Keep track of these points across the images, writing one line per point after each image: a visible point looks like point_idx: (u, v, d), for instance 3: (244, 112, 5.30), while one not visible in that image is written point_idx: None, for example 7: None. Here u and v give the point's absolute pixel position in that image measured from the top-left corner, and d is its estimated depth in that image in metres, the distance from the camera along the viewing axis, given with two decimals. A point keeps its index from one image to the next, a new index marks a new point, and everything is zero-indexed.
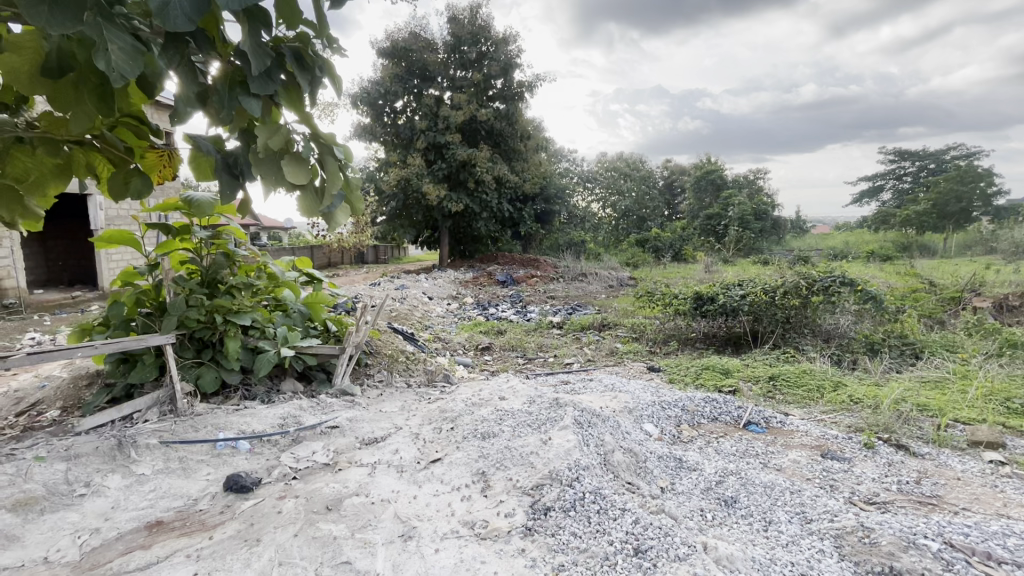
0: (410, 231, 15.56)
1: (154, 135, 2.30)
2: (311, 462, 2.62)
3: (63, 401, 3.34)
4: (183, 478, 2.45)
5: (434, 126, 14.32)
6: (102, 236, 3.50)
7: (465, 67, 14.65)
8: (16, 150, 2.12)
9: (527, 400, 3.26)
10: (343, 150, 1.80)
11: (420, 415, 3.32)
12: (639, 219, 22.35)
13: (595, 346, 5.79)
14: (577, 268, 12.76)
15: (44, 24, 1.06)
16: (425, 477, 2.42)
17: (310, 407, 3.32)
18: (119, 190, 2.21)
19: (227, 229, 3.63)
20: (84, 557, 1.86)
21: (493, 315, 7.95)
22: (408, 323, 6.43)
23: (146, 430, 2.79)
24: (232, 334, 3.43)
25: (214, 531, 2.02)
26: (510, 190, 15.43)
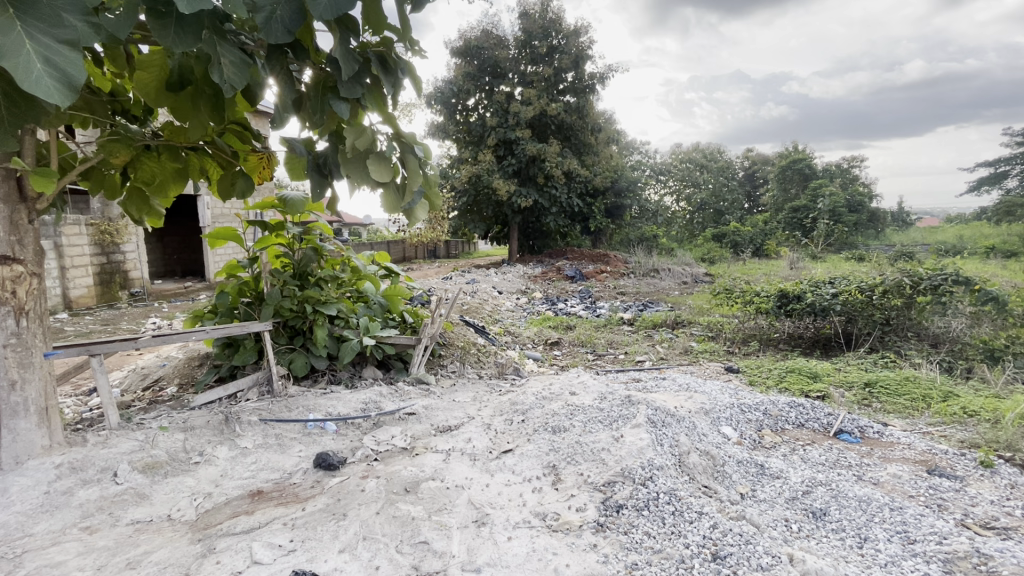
0: (480, 226, 15.89)
1: (255, 138, 2.58)
2: (390, 445, 2.77)
3: (180, 377, 3.77)
4: (279, 453, 2.68)
5: (505, 122, 14.44)
6: (212, 232, 3.85)
7: (536, 62, 14.66)
8: (147, 157, 2.52)
9: (599, 396, 3.22)
10: (422, 148, 1.98)
11: (491, 406, 3.40)
12: (717, 212, 21.30)
13: (668, 344, 5.59)
14: (649, 264, 12.36)
15: (173, 45, 1.35)
16: (497, 467, 2.48)
17: (389, 393, 3.50)
18: (226, 189, 2.63)
19: (316, 225, 3.92)
20: (199, 517, 2.10)
21: (562, 310, 7.91)
22: (479, 316, 6.58)
23: (248, 408, 3.08)
24: (320, 322, 3.68)
25: (306, 503, 2.19)
26: (580, 184, 15.27)
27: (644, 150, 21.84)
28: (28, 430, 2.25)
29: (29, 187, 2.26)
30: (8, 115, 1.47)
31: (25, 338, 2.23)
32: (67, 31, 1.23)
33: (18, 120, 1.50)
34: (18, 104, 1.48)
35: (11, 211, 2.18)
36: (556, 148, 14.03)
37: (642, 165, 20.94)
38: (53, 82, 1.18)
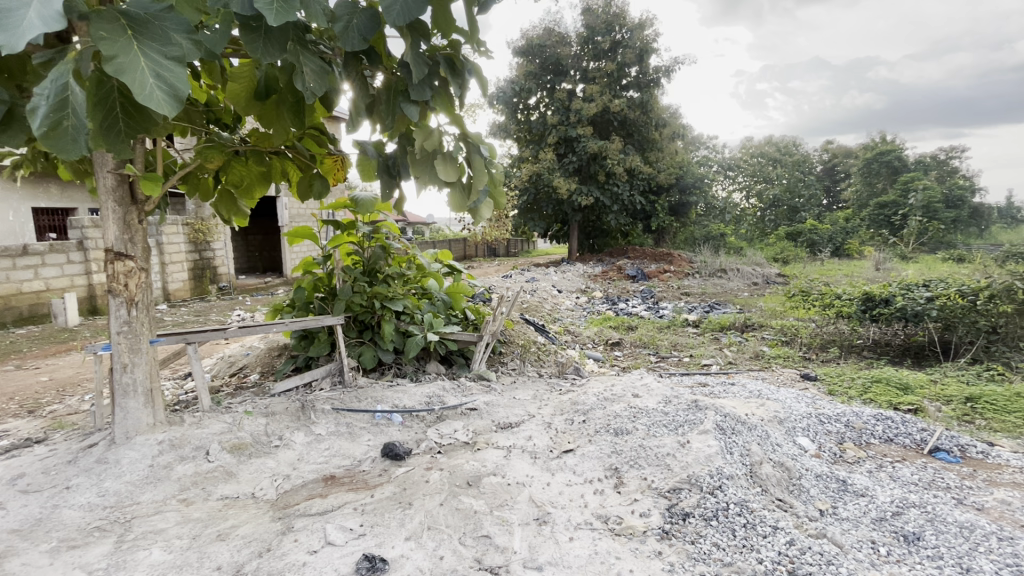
0: (540, 225, 15.88)
1: (331, 143, 2.75)
2: (453, 439, 2.84)
3: (261, 366, 4.07)
4: (350, 441, 2.82)
5: (567, 120, 14.33)
6: (291, 231, 4.09)
7: (599, 58, 14.43)
8: (236, 162, 2.76)
9: (663, 400, 3.12)
10: (488, 148, 2.23)
11: (551, 405, 3.39)
12: (791, 209, 20.04)
13: (737, 348, 5.33)
14: (716, 264, 11.83)
15: (262, 56, 1.58)
16: (558, 466, 2.46)
17: (452, 388, 3.58)
18: (305, 191, 2.83)
19: (384, 224, 4.10)
20: (279, 497, 2.25)
21: (623, 310, 7.76)
22: (539, 314, 6.58)
23: (323, 397, 3.26)
24: (387, 317, 3.85)
25: (374, 490, 2.29)
26: (643, 181, 14.87)
27: (712, 145, 20.91)
28: (136, 408, 2.52)
29: (139, 190, 2.51)
30: (126, 127, 1.65)
31: (134, 326, 2.49)
32: (174, 48, 1.41)
33: (133, 129, 1.67)
34: (131, 115, 1.64)
35: (124, 212, 2.44)
36: (619, 145, 13.74)
37: (709, 160, 20.05)
38: (160, 93, 1.34)
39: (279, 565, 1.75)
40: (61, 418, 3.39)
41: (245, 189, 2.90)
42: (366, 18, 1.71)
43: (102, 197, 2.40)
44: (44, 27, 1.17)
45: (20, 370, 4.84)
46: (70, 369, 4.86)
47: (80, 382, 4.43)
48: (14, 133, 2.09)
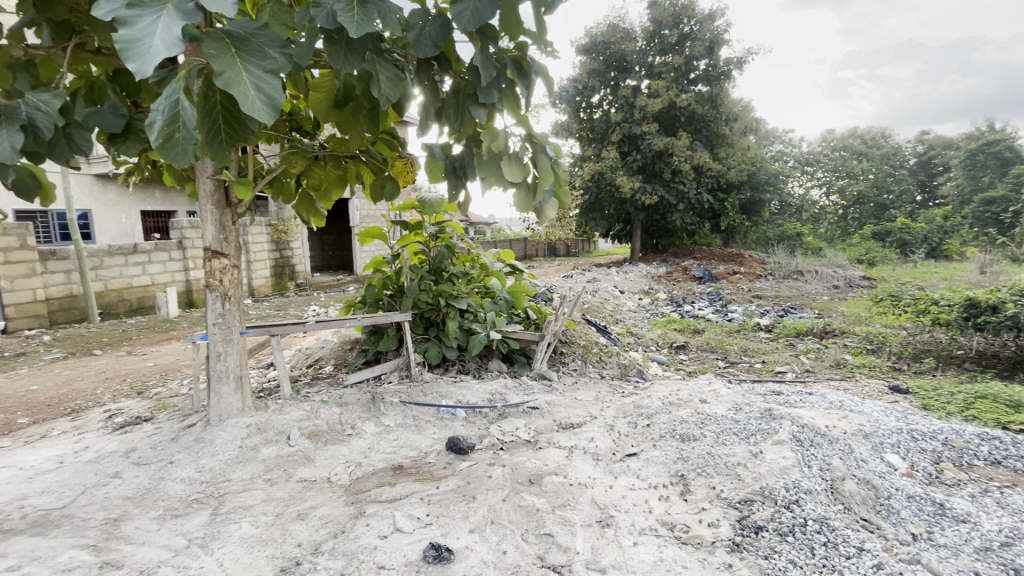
0: (602, 224, 15.65)
1: (401, 147, 2.90)
2: (515, 436, 2.87)
3: (335, 359, 4.31)
4: (416, 433, 2.92)
5: (631, 117, 14.01)
6: (362, 231, 4.30)
7: (665, 52, 14.02)
8: (316, 166, 2.97)
9: (733, 407, 2.98)
10: (554, 148, 2.32)
11: (614, 407, 3.33)
12: (879, 206, 18.45)
13: (815, 355, 4.98)
14: (791, 265, 11.13)
15: (344, 66, 1.71)
16: (621, 469, 2.42)
17: (514, 387, 3.62)
18: (378, 192, 3.00)
19: (449, 224, 4.22)
20: (352, 483, 2.38)
21: (688, 312, 7.48)
22: (600, 315, 6.50)
23: (391, 390, 3.41)
24: (452, 314, 3.96)
25: (440, 482, 2.37)
26: (712, 178, 14.25)
27: (788, 139, 19.65)
28: (228, 393, 2.76)
29: (233, 194, 2.75)
30: (227, 136, 1.83)
31: (227, 318, 2.72)
32: (270, 62, 1.54)
33: (233, 138, 1.85)
34: (232, 125, 1.81)
35: (220, 214, 2.68)
36: (686, 142, 13.25)
37: (785, 155, 18.85)
38: (261, 104, 1.48)
39: (353, 547, 1.85)
40: (165, 400, 3.77)
41: (324, 191, 3.11)
42: (438, 24, 1.80)
43: (203, 200, 2.65)
44: (166, 52, 1.34)
45: (130, 356, 5.43)
46: (171, 356, 5.38)
47: (179, 368, 4.91)
48: (132, 144, 2.34)
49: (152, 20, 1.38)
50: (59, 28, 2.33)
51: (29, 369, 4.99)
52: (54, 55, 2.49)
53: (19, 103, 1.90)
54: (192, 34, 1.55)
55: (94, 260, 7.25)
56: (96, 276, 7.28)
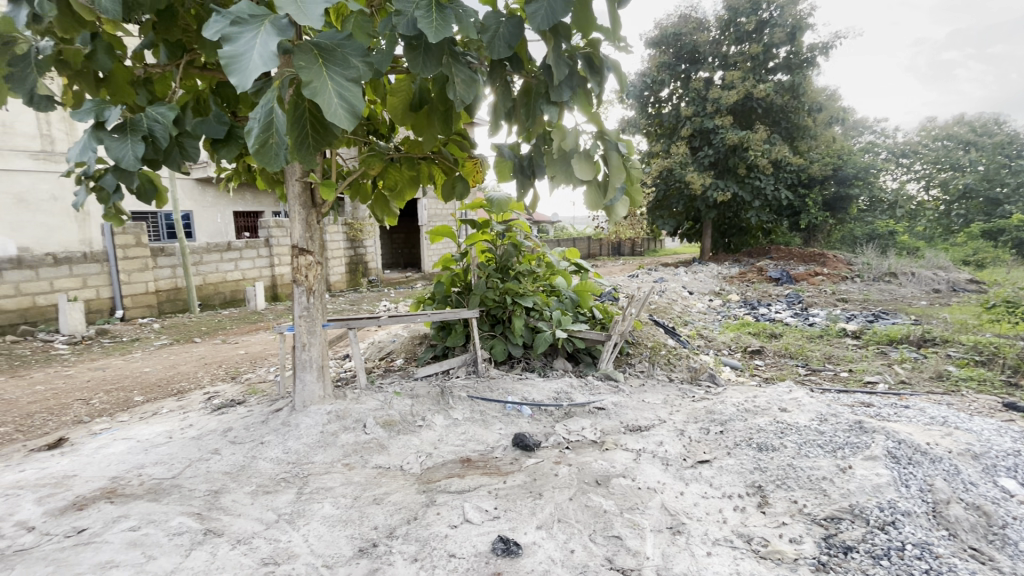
0: (670, 223, 15.12)
1: (472, 147, 2.97)
2: (581, 436, 2.85)
3: (406, 352, 4.49)
4: (484, 428, 2.98)
5: (703, 111, 13.42)
6: (432, 229, 4.44)
7: (741, 41, 13.31)
8: (392, 167, 3.12)
9: (817, 418, 2.79)
10: (626, 145, 2.32)
11: (684, 412, 3.22)
12: (991, 201, 16.45)
13: (912, 365, 4.53)
14: (883, 266, 10.19)
15: (421, 70, 1.79)
16: (693, 476, 2.33)
17: (580, 386, 3.59)
18: (449, 191, 3.10)
19: (516, 223, 4.27)
20: (423, 472, 2.48)
21: (764, 315, 7.06)
22: (668, 317, 6.29)
23: (459, 384, 3.50)
24: (518, 313, 4.00)
25: (506, 476, 2.40)
26: (792, 173, 13.36)
27: (881, 128, 18.00)
28: (310, 381, 2.96)
29: (318, 194, 2.93)
30: (314, 141, 1.96)
31: (311, 311, 2.91)
32: (352, 70, 1.63)
33: (320, 142, 1.98)
34: (319, 131, 1.94)
35: (307, 214, 2.87)
36: (763, 135, 12.50)
37: (877, 146, 17.30)
38: (344, 112, 1.58)
39: (425, 534, 1.92)
40: (254, 385, 4.09)
41: (399, 191, 3.26)
42: (512, 25, 1.83)
43: (291, 201, 2.85)
44: (264, 66, 1.45)
45: (225, 344, 5.96)
46: (260, 345, 5.84)
47: (266, 356, 5.31)
48: (233, 149, 2.56)
49: (251, 37, 1.51)
50: (174, 47, 2.59)
51: (143, 353, 5.60)
52: (169, 72, 2.78)
53: (142, 116, 2.15)
54: (286, 48, 1.67)
55: (196, 256, 8.00)
56: (197, 270, 8.03)
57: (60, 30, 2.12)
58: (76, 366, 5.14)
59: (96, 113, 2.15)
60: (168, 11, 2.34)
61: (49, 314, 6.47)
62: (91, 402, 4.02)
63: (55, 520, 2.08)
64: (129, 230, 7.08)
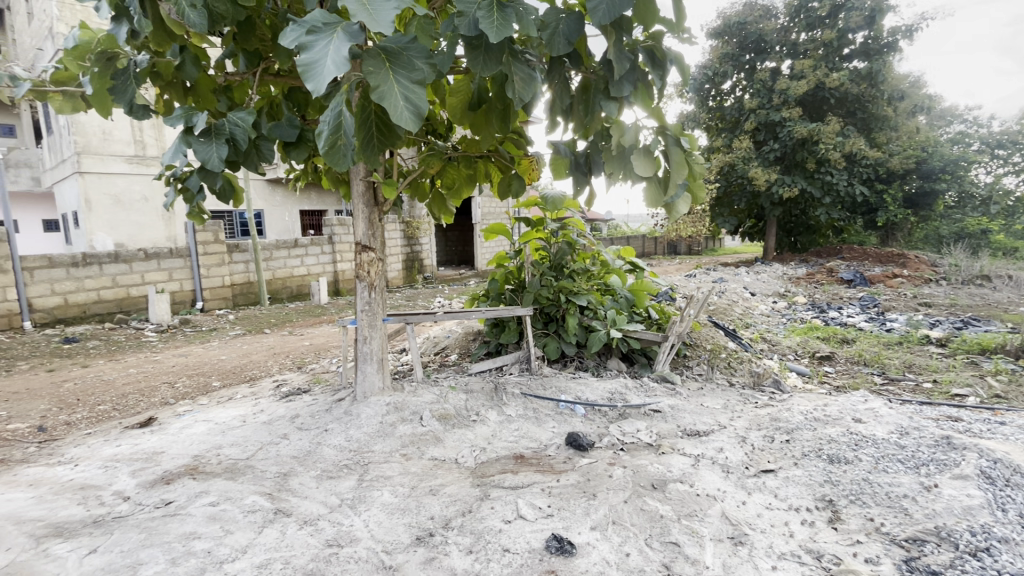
0: (731, 221, 14.48)
1: (527, 145, 2.98)
2: (636, 438, 2.79)
3: (460, 348, 4.57)
4: (537, 425, 2.98)
5: (768, 103, 12.75)
6: (487, 228, 4.48)
7: (813, 27, 12.53)
8: (450, 167, 3.19)
9: (897, 430, 2.58)
10: (688, 140, 2.25)
11: (746, 418, 3.08)
12: None
13: (1008, 378, 4.10)
14: (975, 268, 9.27)
15: (482, 70, 1.82)
16: (756, 485, 2.23)
17: (635, 387, 3.52)
18: (505, 190, 3.13)
19: (571, 221, 4.24)
20: (478, 466, 2.52)
21: (835, 320, 6.62)
22: (728, 318, 6.03)
23: (512, 381, 3.52)
24: (572, 311, 3.97)
25: (560, 475, 2.39)
26: (868, 167, 12.43)
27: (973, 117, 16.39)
28: (371, 373, 3.08)
29: (381, 193, 3.04)
30: (379, 142, 2.03)
31: (372, 305, 3.02)
32: (417, 73, 1.67)
33: (384, 143, 2.05)
34: (384, 132, 2.02)
35: (369, 212, 2.98)
36: (836, 126, 11.71)
37: (968, 136, 15.75)
38: (409, 113, 1.62)
39: (479, 527, 1.95)
40: (318, 375, 4.31)
41: (456, 190, 3.33)
42: (572, 21, 1.81)
43: (355, 200, 2.97)
44: (336, 71, 1.52)
45: (292, 336, 6.31)
46: (323, 338, 6.14)
47: (328, 348, 5.57)
48: (303, 151, 2.70)
49: (324, 44, 1.58)
50: (251, 56, 2.74)
51: (219, 342, 6.03)
52: (246, 80, 2.94)
53: (224, 122, 2.30)
54: (356, 53, 1.74)
55: (266, 252, 8.51)
56: (267, 266, 8.55)
57: (155, 45, 2.30)
58: (163, 352, 5.61)
59: (185, 121, 2.33)
60: (247, 22, 2.48)
61: (141, 304, 7.10)
62: (176, 386, 4.38)
63: (147, 491, 2.28)
64: (208, 227, 7.65)
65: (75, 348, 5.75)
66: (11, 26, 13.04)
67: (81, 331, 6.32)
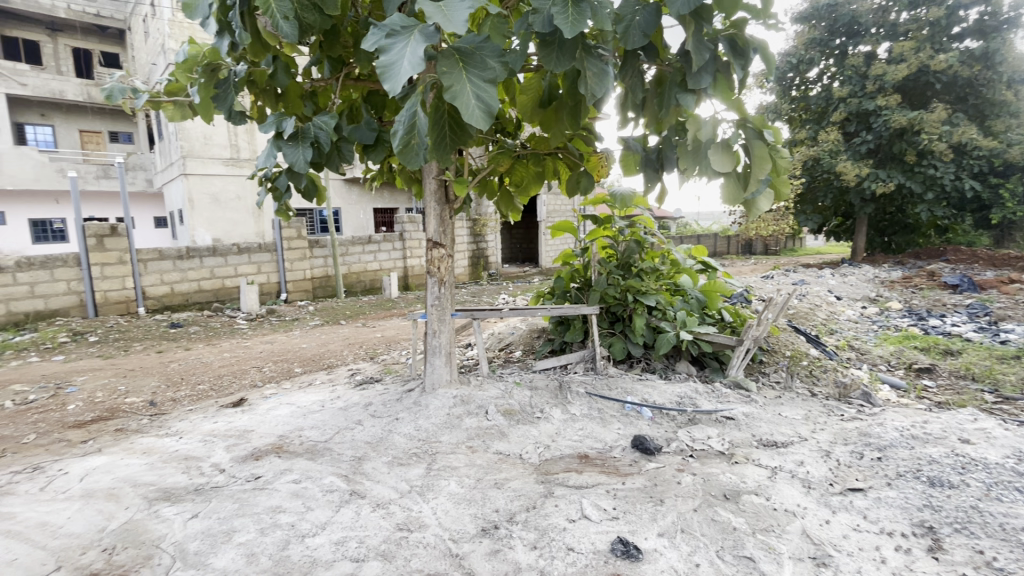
0: (814, 219, 13.48)
1: (597, 141, 2.95)
2: (706, 445, 2.68)
3: (524, 345, 4.60)
4: (601, 426, 2.94)
5: (861, 90, 11.72)
6: (554, 225, 4.46)
7: (916, 5, 11.36)
8: (519, 164, 3.21)
9: (1014, 455, 2.30)
10: (772, 133, 2.13)
11: (830, 431, 2.86)
12: None
13: None
14: None
15: (555, 67, 1.82)
16: (841, 504, 2.07)
17: (706, 392, 3.38)
18: (574, 186, 3.10)
19: (641, 218, 4.13)
20: (542, 463, 2.52)
21: (936, 328, 5.98)
22: (809, 324, 5.63)
23: (577, 380, 3.50)
24: (639, 311, 3.88)
25: (626, 478, 2.34)
26: (980, 159, 11.10)
27: None
28: (439, 366, 3.18)
29: (452, 191, 3.12)
30: (451, 141, 2.08)
31: (442, 300, 3.12)
32: (489, 72, 1.70)
33: (456, 143, 2.10)
34: (456, 131, 2.07)
35: (441, 210, 3.07)
36: (942, 114, 10.52)
37: None
38: (480, 112, 1.65)
39: (544, 523, 1.96)
40: (389, 366, 4.51)
41: (524, 187, 3.35)
42: (648, 13, 1.77)
43: (428, 198, 3.07)
44: (412, 72, 1.57)
45: (365, 328, 6.65)
46: (394, 330, 6.41)
47: (398, 340, 5.80)
48: (379, 152, 2.83)
49: (401, 46, 1.64)
50: (335, 62, 2.90)
51: (301, 332, 6.47)
52: (329, 86, 3.11)
53: (309, 125, 2.45)
54: (431, 55, 1.79)
55: (343, 248, 9.00)
56: (344, 261, 9.04)
57: (252, 55, 2.49)
58: (252, 339, 6.11)
59: (276, 126, 2.51)
60: (333, 30, 2.63)
61: (234, 295, 7.76)
62: (263, 370, 4.75)
63: (240, 465, 2.50)
64: (292, 224, 8.21)
65: (180, 332, 6.39)
66: (131, 44, 14.64)
67: (184, 318, 7.02)
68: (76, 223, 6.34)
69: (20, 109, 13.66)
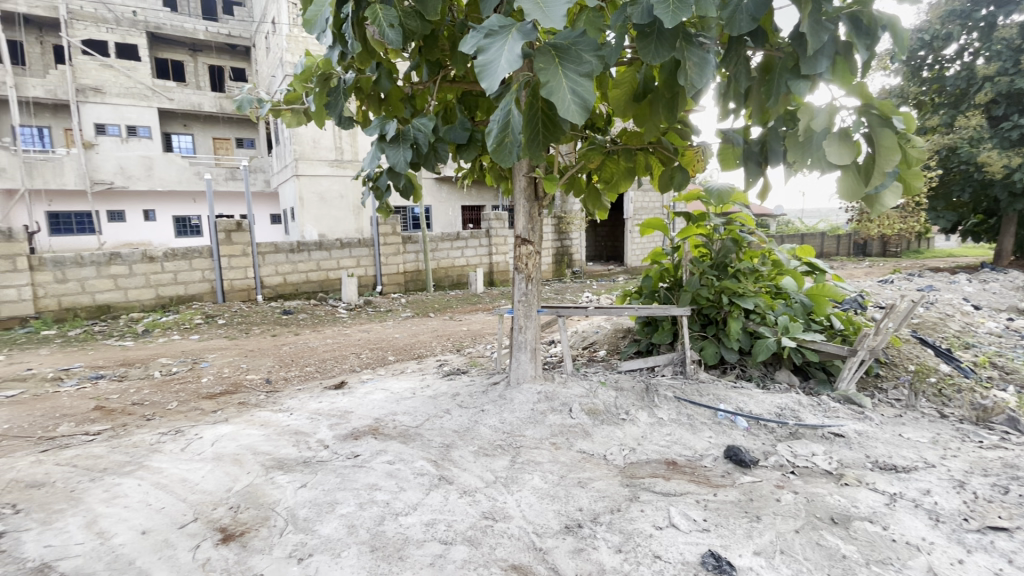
0: (947, 216, 11.82)
1: (693, 135, 2.82)
2: (810, 462, 2.46)
3: (609, 345, 4.51)
4: (691, 432, 2.81)
5: (1014, 67, 10.08)
6: (643, 223, 4.32)
7: None
8: (609, 160, 3.14)
9: None
10: (901, 120, 1.91)
11: (966, 459, 2.50)
12: None
13: None
14: None
15: (653, 59, 1.76)
16: (980, 544, 1.80)
17: (810, 405, 3.10)
18: (667, 181, 2.96)
19: (739, 215, 3.87)
20: (626, 466, 2.47)
21: None
22: (938, 335, 4.96)
23: (665, 383, 3.38)
24: (735, 315, 3.65)
25: (717, 490, 2.22)
26: None
27: None
28: (524, 361, 3.22)
29: (541, 188, 3.13)
30: (544, 138, 2.10)
31: (528, 297, 3.15)
32: (586, 66, 1.69)
33: (548, 139, 2.12)
34: (549, 128, 2.08)
35: (530, 207, 3.10)
36: None
37: None
38: (575, 106, 1.65)
39: (629, 527, 1.92)
40: (475, 359, 4.64)
41: (615, 183, 3.26)
42: None
43: (518, 195, 3.11)
44: (510, 69, 1.60)
45: (452, 321, 6.90)
46: (479, 324, 6.59)
47: (483, 334, 5.96)
48: (472, 151, 2.92)
49: (499, 46, 1.67)
50: (432, 67, 3.03)
51: (394, 322, 6.87)
52: (427, 89, 3.25)
53: (409, 127, 2.58)
54: (527, 52, 1.81)
55: (433, 244, 9.40)
56: (434, 256, 9.43)
57: (359, 63, 2.67)
58: (352, 327, 6.59)
59: (380, 129, 2.68)
60: (432, 35, 2.74)
61: (337, 286, 8.43)
62: (360, 357, 5.12)
63: (341, 443, 2.71)
64: (388, 221, 8.75)
65: (291, 318, 7.07)
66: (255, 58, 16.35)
67: (294, 305, 7.74)
68: (209, 219, 7.21)
69: (168, 120, 15.74)
